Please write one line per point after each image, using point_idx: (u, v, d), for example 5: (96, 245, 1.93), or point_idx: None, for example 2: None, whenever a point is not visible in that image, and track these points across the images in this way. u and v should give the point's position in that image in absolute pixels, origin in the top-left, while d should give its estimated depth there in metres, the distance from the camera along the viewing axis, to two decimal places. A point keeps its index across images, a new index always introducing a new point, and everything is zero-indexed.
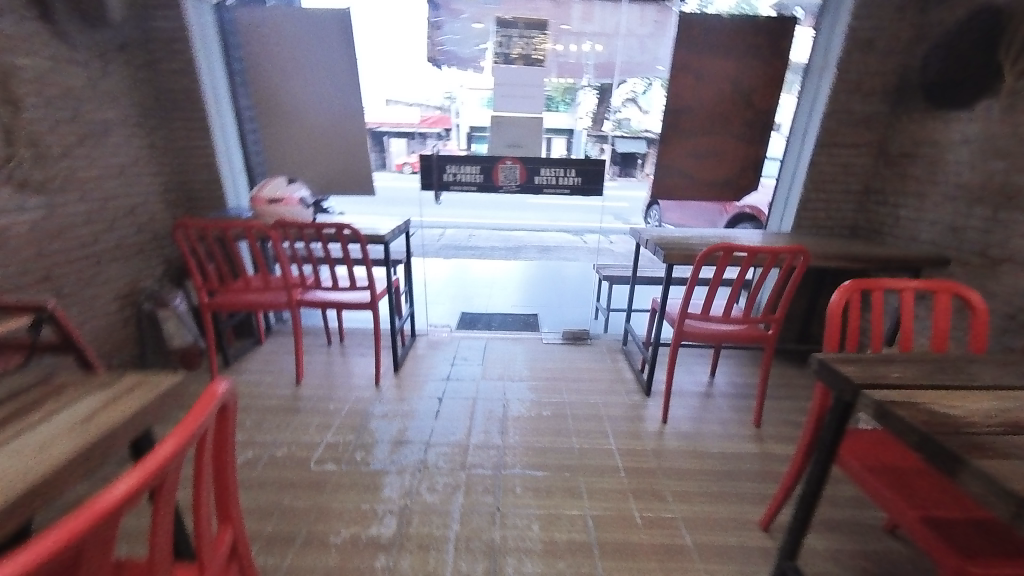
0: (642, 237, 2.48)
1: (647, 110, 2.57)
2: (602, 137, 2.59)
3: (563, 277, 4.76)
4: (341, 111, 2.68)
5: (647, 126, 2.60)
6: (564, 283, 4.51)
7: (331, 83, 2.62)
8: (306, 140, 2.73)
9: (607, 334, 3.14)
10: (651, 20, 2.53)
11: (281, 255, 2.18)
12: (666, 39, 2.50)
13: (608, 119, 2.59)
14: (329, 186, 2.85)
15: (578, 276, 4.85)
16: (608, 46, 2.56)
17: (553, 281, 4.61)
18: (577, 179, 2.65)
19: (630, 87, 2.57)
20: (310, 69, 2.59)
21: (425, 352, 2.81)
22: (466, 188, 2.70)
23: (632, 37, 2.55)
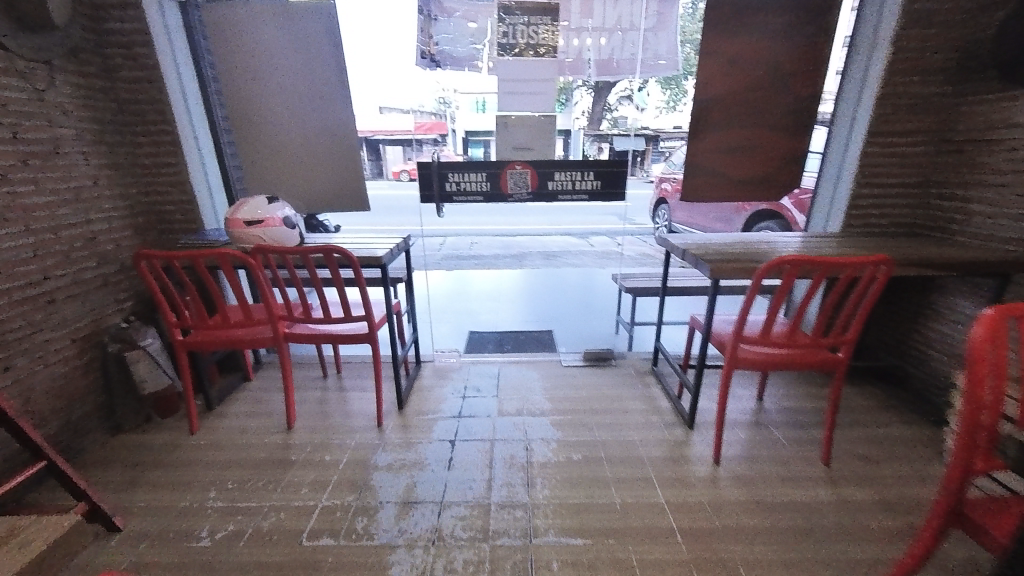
0: (671, 245, 2.21)
1: (643, 108, 2.36)
2: (600, 136, 2.34)
3: (575, 288, 4.46)
4: (328, 118, 2.38)
5: (644, 124, 2.35)
6: (576, 294, 4.20)
7: (316, 88, 2.33)
8: (292, 153, 2.45)
9: (633, 353, 2.84)
10: (654, 11, 2.17)
11: (264, 285, 1.88)
12: (672, 34, 2.21)
13: (605, 119, 2.44)
14: (319, 203, 2.56)
15: (591, 285, 4.55)
16: (609, 41, 2.24)
17: (565, 292, 4.30)
18: (595, 183, 2.36)
19: (625, 86, 2.38)
20: (292, 73, 2.31)
21: (432, 383, 2.51)
22: (472, 198, 2.40)
23: (633, 33, 2.22)
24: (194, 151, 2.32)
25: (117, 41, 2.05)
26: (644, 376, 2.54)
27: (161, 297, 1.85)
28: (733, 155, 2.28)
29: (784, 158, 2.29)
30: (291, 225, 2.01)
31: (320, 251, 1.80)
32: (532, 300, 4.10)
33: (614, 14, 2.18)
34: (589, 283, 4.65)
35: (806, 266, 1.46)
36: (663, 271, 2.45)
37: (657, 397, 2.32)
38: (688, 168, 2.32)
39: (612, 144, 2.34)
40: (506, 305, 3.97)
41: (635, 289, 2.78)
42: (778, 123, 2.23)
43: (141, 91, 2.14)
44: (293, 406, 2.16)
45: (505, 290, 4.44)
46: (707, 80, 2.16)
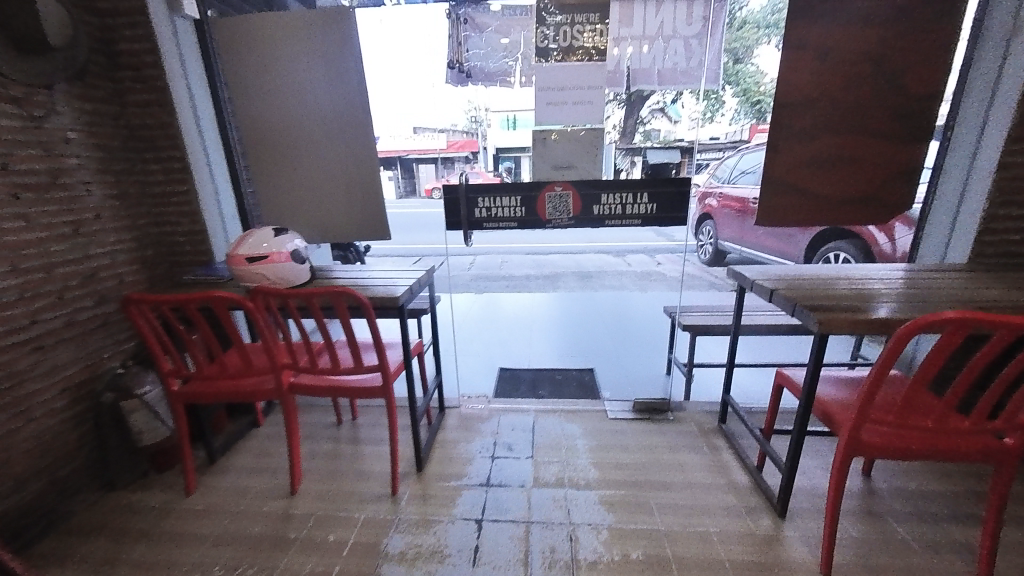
0: (749, 280, 1.79)
1: (677, 120, 2.03)
2: (632, 148, 1.97)
3: (615, 315, 4.05)
4: (345, 138, 2.16)
5: (680, 134, 1.91)
6: (617, 323, 3.79)
7: (334, 107, 2.12)
8: (309, 178, 2.24)
9: (692, 403, 2.40)
10: (700, 17, 1.94)
11: (265, 331, 1.62)
12: (718, 42, 1.98)
13: (638, 132, 2.06)
14: (337, 232, 2.33)
15: (633, 312, 4.12)
16: (652, 51, 2.01)
17: (605, 321, 3.88)
18: (650, 206, 2.00)
19: (658, 96, 2.08)
20: (309, 92, 2.11)
21: (456, 436, 2.17)
22: (504, 224, 2.09)
23: (677, 40, 1.99)
24: (207, 177, 2.16)
25: (128, 63, 1.92)
26: (710, 436, 2.11)
27: (153, 341, 1.62)
28: (822, 169, 1.87)
29: (890, 171, 1.85)
30: (300, 260, 1.77)
31: (326, 296, 1.51)
32: (569, 329, 3.72)
33: (657, 21, 1.96)
34: (632, 309, 4.21)
35: (980, 325, 1.02)
36: (735, 309, 2.02)
37: (731, 467, 1.88)
38: (765, 186, 1.92)
39: (646, 158, 1.95)
40: (540, 335, 3.60)
41: (695, 327, 2.36)
42: (883, 129, 1.80)
43: (151, 115, 2.00)
44: (298, 465, 1.88)
45: (538, 317, 4.09)
46: (789, 80, 1.77)
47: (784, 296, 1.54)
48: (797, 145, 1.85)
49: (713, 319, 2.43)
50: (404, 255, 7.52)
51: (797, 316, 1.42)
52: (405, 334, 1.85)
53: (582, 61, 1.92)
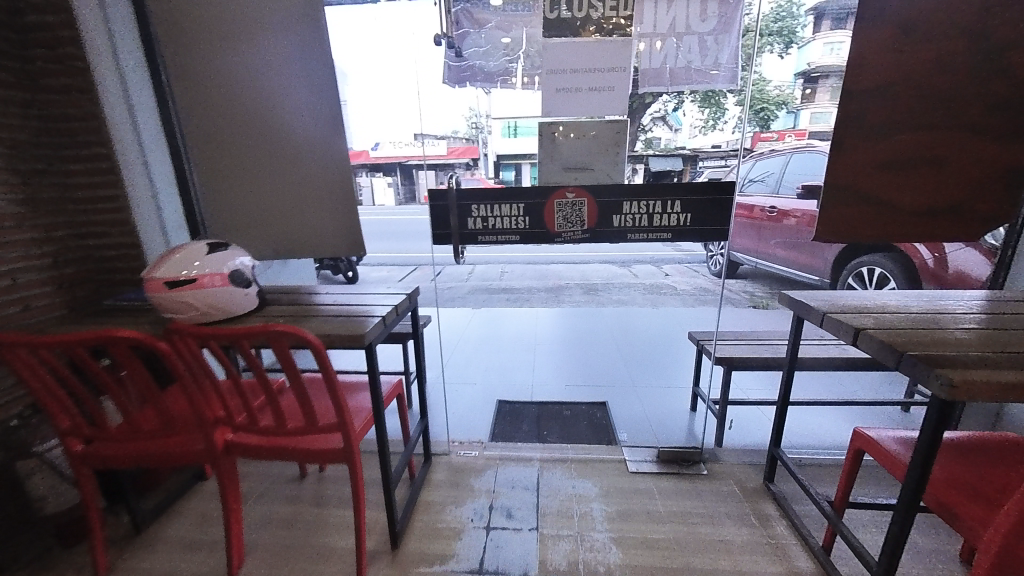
0: (814, 312, 1.40)
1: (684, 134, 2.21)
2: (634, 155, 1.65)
3: (626, 335, 3.67)
4: (308, 132, 1.79)
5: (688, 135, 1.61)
6: (629, 346, 3.41)
7: (297, 101, 1.76)
8: (268, 185, 1.87)
9: (729, 452, 2.01)
10: (714, 14, 2.09)
11: (188, 380, 1.25)
12: (731, 39, 2.13)
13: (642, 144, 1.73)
14: (302, 250, 1.94)
15: (646, 332, 3.74)
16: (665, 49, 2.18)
17: (616, 342, 3.49)
18: (684, 217, 1.62)
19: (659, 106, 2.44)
20: (267, 83, 1.75)
21: (444, 496, 1.78)
22: (503, 238, 1.71)
23: (692, 36, 2.12)
24: (144, 181, 1.80)
25: (41, 39, 1.57)
26: (757, 500, 1.71)
27: (46, 398, 1.25)
28: (903, 173, 1.50)
29: (988, 176, 1.47)
30: (242, 284, 1.40)
31: (262, 338, 1.12)
32: (577, 352, 3.33)
33: (670, 17, 2.07)
34: (645, 329, 3.82)
35: None
36: (791, 345, 1.62)
37: (790, 550, 1.48)
38: (830, 193, 1.54)
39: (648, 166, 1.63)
40: (545, 359, 3.21)
41: (733, 361, 1.98)
42: (980, 122, 1.42)
43: (72, 104, 1.64)
44: (241, 537, 1.48)
45: (542, 336, 3.70)
46: (866, 61, 1.40)
47: (877, 339, 1.15)
48: (870, 140, 1.47)
49: (752, 351, 2.05)
50: (398, 264, 7.14)
51: (914, 374, 1.02)
52: (376, 382, 1.44)
53: (603, 36, 1.51)
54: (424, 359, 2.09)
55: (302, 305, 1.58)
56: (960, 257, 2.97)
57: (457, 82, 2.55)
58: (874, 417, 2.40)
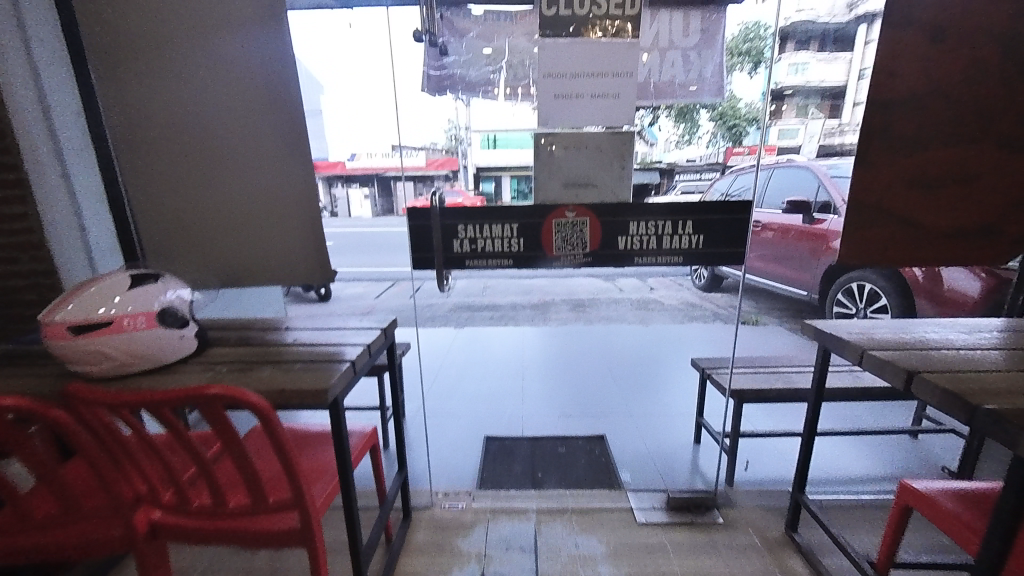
0: (849, 345, 1.23)
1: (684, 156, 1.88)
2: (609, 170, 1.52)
3: (617, 354, 3.52)
4: (262, 141, 1.55)
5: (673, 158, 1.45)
6: (622, 367, 3.25)
7: (253, 109, 1.53)
8: (216, 205, 1.60)
9: (743, 493, 1.84)
10: (697, 29, 2.11)
11: (94, 451, 0.97)
12: (715, 55, 2.14)
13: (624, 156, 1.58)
14: (253, 276, 1.68)
15: (638, 351, 3.59)
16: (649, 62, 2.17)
17: (609, 364, 3.32)
18: (696, 238, 1.45)
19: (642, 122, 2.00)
20: (218, 88, 1.51)
21: (428, 564, 1.52)
22: (494, 262, 1.50)
23: (674, 51, 2.14)
24: (62, 197, 1.55)
25: None
26: (781, 553, 1.54)
27: None
28: (930, 192, 1.38)
29: (1016, 198, 1.37)
30: (173, 324, 1.13)
31: (186, 402, 0.86)
32: (568, 376, 3.13)
33: (653, 31, 2.12)
34: (636, 347, 3.67)
35: None
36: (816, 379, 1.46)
37: None
38: (853, 213, 1.41)
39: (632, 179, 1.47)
40: (534, 385, 2.99)
41: (745, 393, 1.82)
42: (1011, 140, 1.31)
43: None
44: None
45: (530, 357, 3.49)
46: (894, 71, 1.28)
47: (939, 384, 0.98)
48: (897, 157, 1.35)
49: (764, 381, 1.89)
50: (376, 279, 6.84)
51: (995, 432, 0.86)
52: (342, 440, 1.18)
53: (607, 37, 1.34)
54: (402, 397, 1.84)
55: (256, 343, 1.32)
56: (951, 274, 3.00)
57: (438, 91, 2.34)
58: (883, 445, 2.28)
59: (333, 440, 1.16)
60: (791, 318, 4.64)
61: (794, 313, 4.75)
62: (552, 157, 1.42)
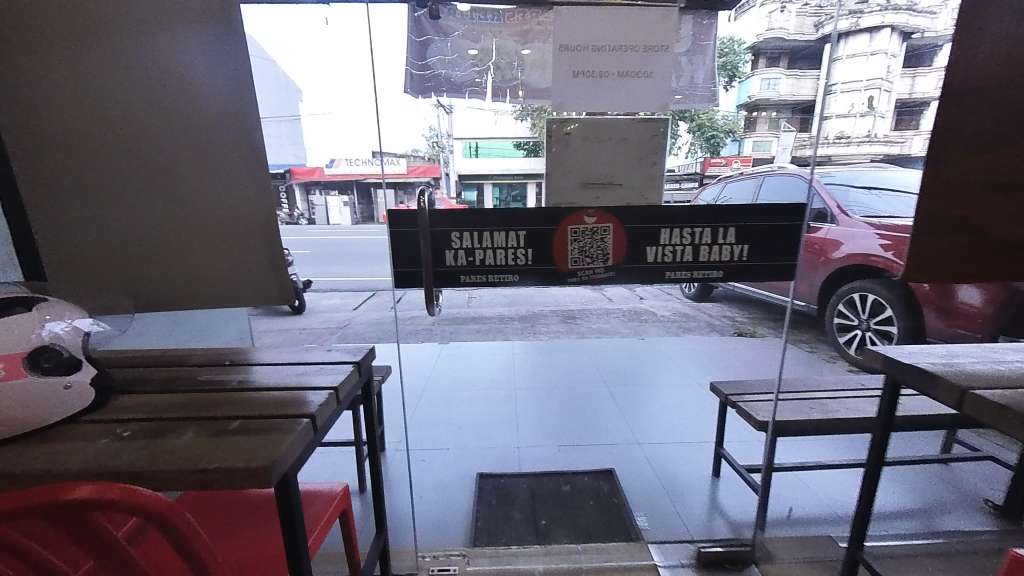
0: (944, 386, 1.00)
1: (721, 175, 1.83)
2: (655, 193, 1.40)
3: (615, 372, 3.28)
4: (191, 129, 1.23)
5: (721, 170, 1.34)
6: (622, 387, 3.01)
7: (192, 107, 1.21)
8: (138, 214, 1.26)
9: (780, 543, 1.60)
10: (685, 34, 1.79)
11: None
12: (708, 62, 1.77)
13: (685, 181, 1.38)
14: (182, 300, 1.34)
15: (638, 368, 3.36)
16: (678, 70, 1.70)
17: (608, 384, 3.07)
18: (738, 249, 1.21)
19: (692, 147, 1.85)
20: (143, 80, 1.19)
21: None
22: (496, 278, 1.22)
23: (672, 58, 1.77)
24: None
25: None
26: None
27: None
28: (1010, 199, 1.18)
29: None
30: (53, 372, 0.81)
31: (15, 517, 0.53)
32: (565, 398, 2.86)
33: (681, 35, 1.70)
34: (635, 364, 3.44)
35: None
36: (884, 418, 1.22)
37: None
38: (918, 221, 1.21)
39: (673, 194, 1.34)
40: (529, 410, 2.71)
41: (781, 425, 1.59)
42: None
43: None
44: None
45: (522, 377, 3.20)
46: (976, 57, 1.08)
47: None
48: (974, 159, 1.15)
49: (798, 410, 1.67)
50: (354, 290, 6.46)
51: None
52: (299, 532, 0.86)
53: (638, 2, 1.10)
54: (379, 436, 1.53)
55: (189, 385, 1.00)
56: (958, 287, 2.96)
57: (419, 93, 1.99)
58: (911, 475, 2.10)
59: (284, 537, 0.82)
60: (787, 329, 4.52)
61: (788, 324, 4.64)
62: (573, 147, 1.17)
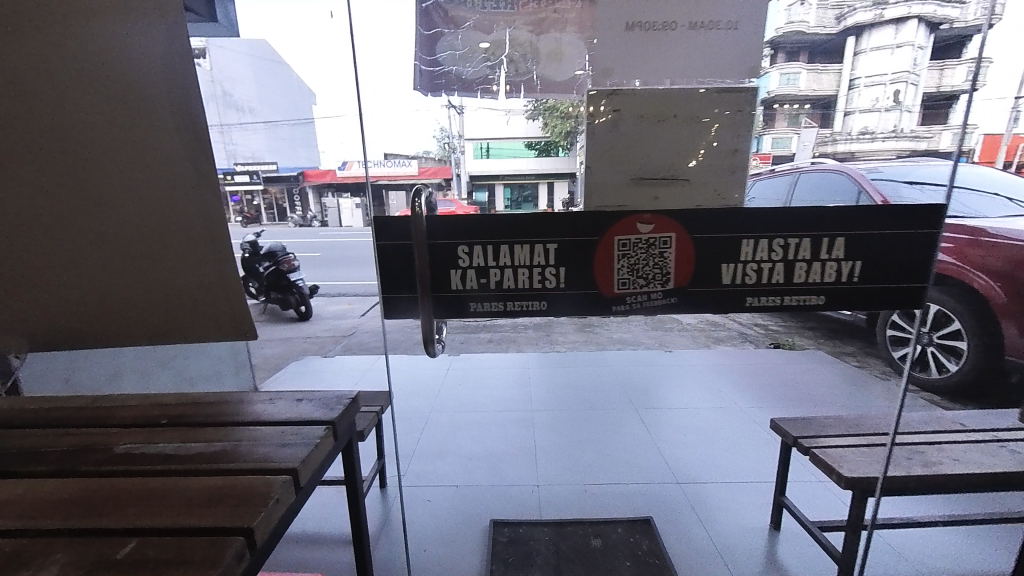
0: None
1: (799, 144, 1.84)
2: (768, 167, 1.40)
3: (638, 390, 2.98)
4: (119, 129, 1.05)
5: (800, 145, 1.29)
6: (648, 409, 2.71)
7: (130, 123, 1.05)
8: (61, 229, 1.09)
9: None
10: None
11: None
12: None
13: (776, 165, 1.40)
14: (118, 325, 1.19)
15: (665, 385, 3.05)
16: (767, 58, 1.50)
17: (633, 405, 2.76)
18: (845, 267, 0.90)
19: None
20: (69, 92, 1.02)
21: None
22: (518, 303, 0.94)
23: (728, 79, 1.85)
24: None
25: None
26: None
27: None
28: None
29: None
30: None
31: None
32: (585, 422, 2.56)
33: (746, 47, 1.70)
34: (662, 380, 3.12)
35: None
36: None
37: None
38: None
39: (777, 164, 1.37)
40: (546, 437, 2.41)
41: (871, 482, 1.27)
42: None
43: None
44: None
45: (537, 396, 2.90)
46: None
47: None
48: None
49: (889, 461, 1.34)
50: (362, 295, 6.25)
51: None
52: None
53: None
54: (363, 480, 1.30)
55: (119, 476, 0.81)
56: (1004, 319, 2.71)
57: (433, 87, 2.48)
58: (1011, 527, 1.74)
59: None
60: (826, 339, 4.13)
61: (827, 334, 4.24)
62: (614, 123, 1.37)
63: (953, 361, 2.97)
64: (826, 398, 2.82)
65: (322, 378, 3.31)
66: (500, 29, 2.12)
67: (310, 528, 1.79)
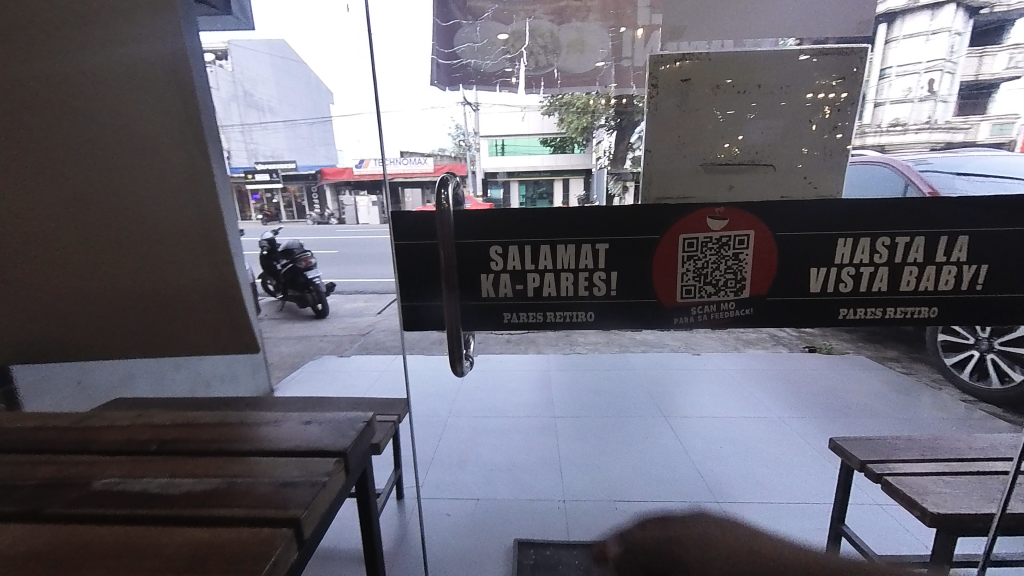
0: None
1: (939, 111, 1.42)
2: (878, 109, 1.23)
3: (668, 395, 2.82)
4: (161, 180, 1.36)
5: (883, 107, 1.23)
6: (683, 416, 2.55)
7: (174, 171, 1.36)
8: (124, 253, 1.38)
9: None
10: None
11: None
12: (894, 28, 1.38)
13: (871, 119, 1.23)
14: (152, 338, 1.48)
15: (694, 390, 2.89)
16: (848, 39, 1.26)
17: (662, 413, 2.59)
18: (956, 273, 0.83)
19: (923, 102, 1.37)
20: (144, 153, 1.34)
21: None
22: (569, 308, 0.90)
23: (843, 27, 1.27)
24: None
25: None
26: None
27: None
28: None
29: None
30: None
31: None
32: (611, 430, 2.42)
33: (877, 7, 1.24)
34: (690, 386, 2.96)
35: None
36: None
37: None
38: None
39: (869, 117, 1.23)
40: (572, 448, 2.27)
41: (961, 521, 1.09)
42: None
43: None
44: None
45: (560, 401, 2.76)
46: None
47: None
48: None
49: (980, 495, 1.16)
50: (378, 293, 6.21)
51: None
52: None
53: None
54: (376, 493, 1.18)
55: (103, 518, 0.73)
56: None
57: (450, 83, 2.38)
58: None
59: None
60: (867, 343, 3.86)
61: (868, 337, 3.97)
62: (681, 92, 1.26)
63: (1018, 369, 2.69)
64: (872, 409, 2.61)
65: (339, 378, 3.23)
66: (521, 19, 1.98)
67: (323, 543, 1.69)
